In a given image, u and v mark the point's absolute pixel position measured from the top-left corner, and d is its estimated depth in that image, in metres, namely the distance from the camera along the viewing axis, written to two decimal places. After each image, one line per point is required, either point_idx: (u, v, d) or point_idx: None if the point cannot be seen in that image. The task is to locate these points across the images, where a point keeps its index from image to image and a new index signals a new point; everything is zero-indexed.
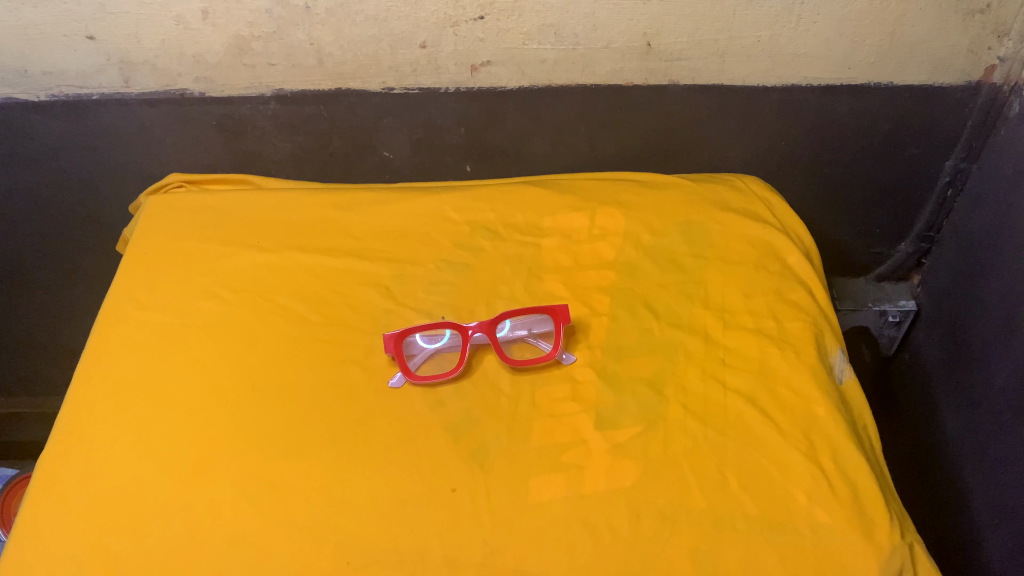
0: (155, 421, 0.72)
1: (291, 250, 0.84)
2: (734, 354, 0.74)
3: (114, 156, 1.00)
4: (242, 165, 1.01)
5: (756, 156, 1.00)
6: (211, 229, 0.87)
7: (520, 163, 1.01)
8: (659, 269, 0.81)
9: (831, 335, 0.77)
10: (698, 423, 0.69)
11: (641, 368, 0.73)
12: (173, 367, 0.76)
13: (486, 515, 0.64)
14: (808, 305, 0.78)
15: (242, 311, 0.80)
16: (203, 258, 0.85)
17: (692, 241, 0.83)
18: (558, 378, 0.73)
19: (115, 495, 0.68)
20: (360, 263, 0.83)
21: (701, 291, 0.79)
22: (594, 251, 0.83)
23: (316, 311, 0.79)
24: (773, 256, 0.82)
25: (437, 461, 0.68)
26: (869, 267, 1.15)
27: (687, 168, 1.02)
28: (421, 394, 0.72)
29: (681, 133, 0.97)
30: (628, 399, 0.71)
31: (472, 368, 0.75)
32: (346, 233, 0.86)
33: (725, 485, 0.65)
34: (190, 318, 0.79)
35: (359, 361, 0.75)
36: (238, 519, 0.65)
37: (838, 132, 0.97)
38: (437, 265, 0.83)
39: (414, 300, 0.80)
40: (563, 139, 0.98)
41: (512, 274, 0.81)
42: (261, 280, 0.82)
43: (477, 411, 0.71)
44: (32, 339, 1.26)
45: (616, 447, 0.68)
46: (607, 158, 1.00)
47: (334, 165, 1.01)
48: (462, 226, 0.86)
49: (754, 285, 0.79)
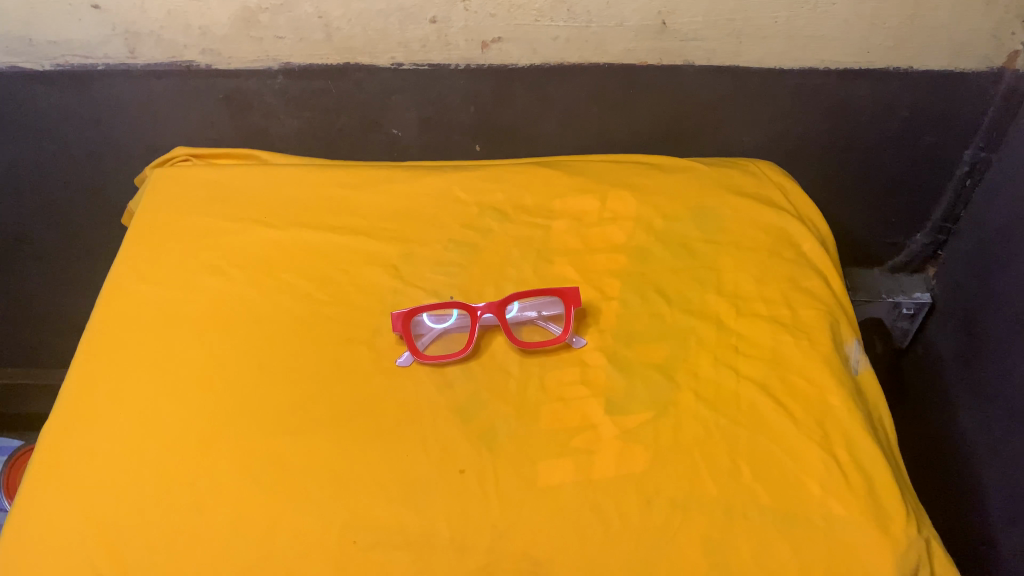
0: (159, 399, 0.71)
1: (296, 227, 0.83)
2: (747, 342, 0.73)
3: (119, 128, 0.98)
4: (248, 140, 0.99)
5: (771, 142, 0.98)
6: (216, 204, 0.86)
7: (529, 144, 0.99)
8: (670, 254, 0.79)
9: (845, 323, 0.76)
10: (709, 411, 0.69)
11: (653, 353, 0.72)
12: (176, 345, 0.74)
13: (494, 498, 0.63)
14: (822, 294, 0.77)
15: (245, 287, 0.78)
16: (206, 234, 0.83)
17: (704, 226, 0.81)
18: (567, 362, 0.72)
19: (115, 472, 0.67)
20: (368, 241, 0.81)
21: (713, 278, 0.78)
22: (604, 234, 0.82)
23: (322, 289, 0.78)
24: (787, 242, 0.81)
25: (444, 444, 0.67)
26: (884, 258, 1.14)
27: (700, 153, 1.00)
28: (429, 375, 0.71)
29: (694, 116, 0.96)
30: (639, 384, 0.70)
31: (479, 350, 0.73)
32: (353, 211, 0.85)
33: (737, 474, 0.65)
34: (194, 294, 0.78)
35: (365, 340, 0.74)
36: (242, 499, 0.64)
37: (854, 118, 0.95)
38: (444, 246, 0.81)
39: (421, 280, 0.78)
40: (574, 120, 0.96)
41: (521, 257, 0.80)
42: (266, 256, 0.81)
43: (485, 393, 0.70)
44: (35, 310, 1.24)
45: (626, 433, 0.67)
46: (618, 141, 0.99)
47: (341, 143, 0.99)
48: (471, 206, 0.85)
49: (767, 272, 0.78)
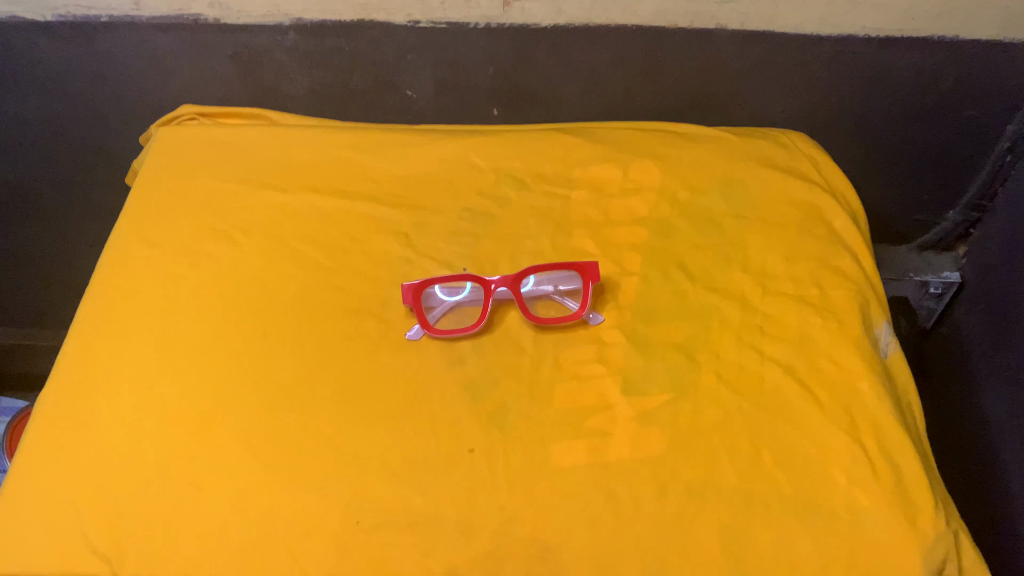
0: (161, 368, 0.69)
1: (306, 192, 0.80)
2: (773, 323, 0.70)
3: (125, 84, 0.95)
4: (258, 99, 0.96)
5: (804, 112, 0.94)
6: (223, 166, 0.83)
7: (550, 109, 0.95)
8: (694, 228, 0.76)
9: (877, 304, 0.73)
10: (731, 394, 0.65)
11: (673, 333, 0.69)
12: (179, 311, 0.72)
13: (503, 480, 0.61)
14: (854, 274, 0.73)
15: (252, 254, 0.75)
16: (212, 197, 0.80)
17: (731, 201, 0.78)
18: (584, 339, 0.69)
19: (114, 441, 0.65)
20: (380, 209, 0.78)
21: (739, 254, 0.74)
22: (626, 206, 0.78)
23: (331, 257, 0.75)
24: (818, 219, 0.77)
25: (452, 422, 0.64)
26: (912, 235, 1.09)
27: (728, 122, 0.96)
28: (439, 350, 0.69)
29: (724, 84, 0.91)
30: (658, 364, 0.67)
31: (492, 324, 0.70)
32: (364, 176, 0.82)
33: (758, 461, 0.62)
34: (199, 259, 0.75)
35: (374, 312, 0.71)
36: (243, 474, 0.62)
37: (893, 89, 0.91)
38: (459, 215, 0.78)
39: (433, 251, 0.75)
40: (598, 85, 0.92)
41: (537, 229, 0.77)
42: (273, 221, 0.78)
43: (497, 370, 0.67)
44: (36, 268, 1.22)
45: (643, 416, 0.64)
46: (643, 108, 0.94)
47: (353, 104, 0.96)
48: (487, 174, 0.81)
49: (796, 249, 0.74)
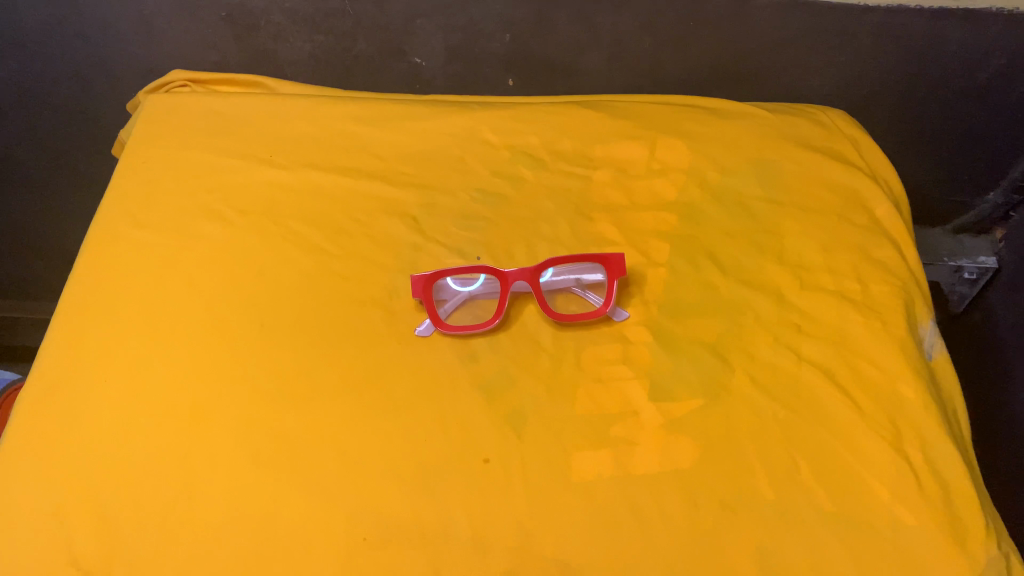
0: (146, 357, 0.63)
1: (306, 168, 0.74)
2: (810, 320, 0.65)
3: (111, 46, 0.88)
4: (254, 66, 0.89)
5: (842, 86, 0.87)
6: (215, 137, 0.76)
7: (569, 80, 0.89)
8: (725, 214, 0.70)
9: (921, 301, 0.68)
10: (766, 398, 0.61)
11: (703, 329, 0.64)
12: (170, 296, 0.66)
13: (521, 491, 0.56)
14: (897, 267, 0.68)
15: (248, 235, 0.69)
16: (204, 171, 0.74)
17: (765, 183, 0.72)
18: (607, 337, 0.64)
19: (96, 437, 0.59)
20: (385, 188, 0.72)
21: (774, 243, 0.69)
22: (651, 188, 0.72)
23: (332, 240, 0.69)
24: (858, 205, 0.71)
25: (466, 425, 0.59)
26: (946, 217, 1.04)
27: (759, 95, 0.89)
28: (451, 345, 0.63)
29: (758, 55, 0.84)
30: (686, 364, 0.62)
31: (508, 321, 0.65)
32: (369, 150, 0.75)
33: (794, 472, 0.58)
34: (192, 240, 0.69)
35: (381, 301, 0.66)
36: (240, 480, 0.57)
37: (941, 64, 0.84)
38: (470, 195, 0.72)
39: (444, 235, 0.70)
40: (621, 54, 0.85)
41: (556, 211, 0.71)
42: (271, 199, 0.72)
43: (513, 368, 0.62)
44: (22, 239, 1.16)
45: (671, 422, 0.60)
46: (669, 79, 0.88)
47: (357, 73, 0.89)
48: (501, 150, 0.75)
49: (835, 239, 0.69)
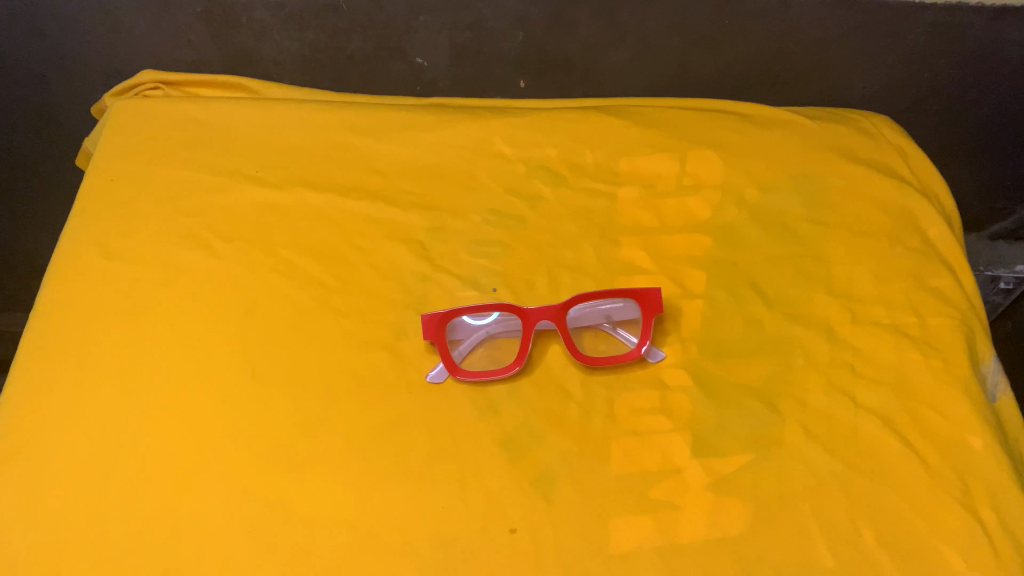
0: (117, 407, 0.55)
1: (299, 187, 0.66)
2: (865, 360, 0.59)
3: (73, 43, 0.79)
4: (235, 65, 0.80)
5: (886, 89, 0.81)
6: (195, 151, 0.68)
7: (587, 82, 0.81)
8: (767, 238, 0.64)
9: (982, 335, 0.62)
10: (821, 452, 0.55)
11: (749, 373, 0.58)
12: (146, 337, 0.58)
13: (554, 567, 0.50)
14: (956, 298, 0.62)
15: (236, 267, 0.62)
16: (183, 191, 0.66)
17: (810, 202, 0.66)
18: (642, 382, 0.58)
19: (55, 501, 0.51)
20: (389, 210, 0.65)
21: (822, 270, 0.62)
22: (684, 207, 0.65)
23: (330, 270, 0.62)
24: (911, 227, 0.65)
25: (489, 489, 0.53)
26: (982, 224, 0.98)
27: (796, 100, 0.83)
28: (469, 395, 0.56)
29: (798, 57, 0.78)
30: (733, 415, 0.56)
31: (532, 364, 0.58)
32: (368, 166, 0.68)
33: (857, 538, 0.52)
34: (171, 273, 0.61)
35: (387, 344, 0.58)
36: (232, 559, 0.49)
37: (998, 65, 0.78)
38: (484, 218, 0.65)
39: (456, 265, 0.62)
40: (647, 54, 0.78)
41: (580, 235, 0.64)
42: (260, 223, 0.64)
43: (539, 421, 0.55)
44: None
45: (718, 482, 0.54)
46: (699, 82, 0.81)
47: (351, 73, 0.81)
48: (516, 165, 0.68)
49: (888, 266, 0.63)
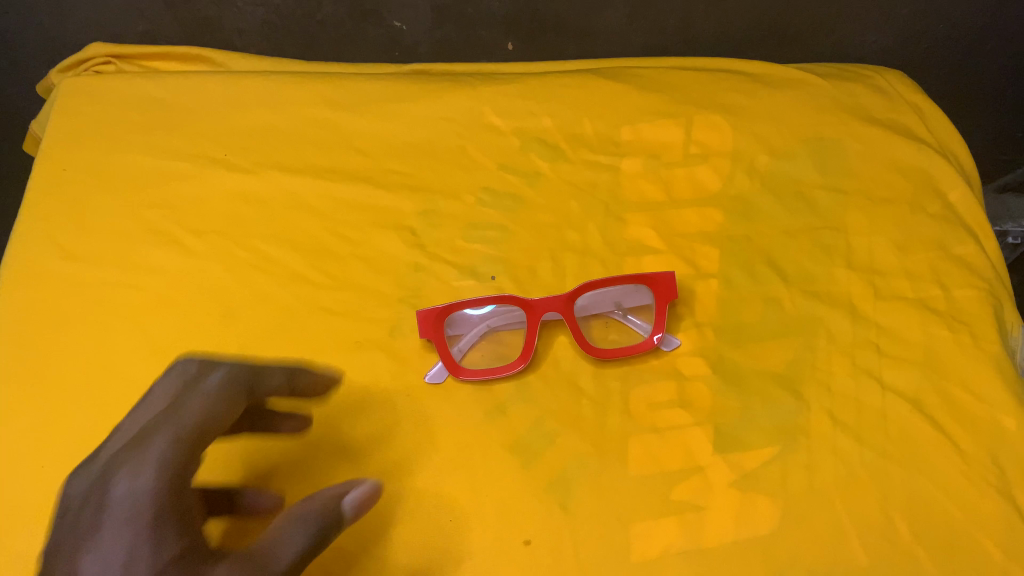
0: (82, 425, 0.50)
1: (274, 171, 0.61)
2: (893, 338, 0.55)
3: (11, 17, 0.72)
4: (195, 35, 0.74)
5: (898, 42, 0.80)
6: (156, 134, 0.62)
7: (581, 43, 0.77)
8: (784, 209, 0.60)
9: (1009, 305, 0.58)
10: (851, 440, 0.51)
11: (771, 358, 0.54)
12: (113, 346, 0.53)
13: None
14: (981, 266, 0.59)
15: (210, 264, 0.57)
16: (147, 180, 0.60)
17: (826, 168, 0.62)
18: (658, 373, 0.54)
19: (14, 534, 0.46)
20: (375, 192, 0.60)
21: (842, 242, 0.59)
22: (693, 179, 0.61)
23: (313, 264, 0.57)
24: (931, 190, 0.61)
25: (498, 498, 0.48)
26: (992, 176, 0.95)
27: (803, 56, 0.81)
28: (474, 396, 0.52)
29: (809, 9, 0.76)
30: (757, 403, 0.52)
31: (539, 357, 0.55)
32: (348, 144, 0.62)
33: (893, 532, 0.48)
34: (139, 274, 0.56)
35: (382, 343, 0.54)
36: None
37: (1012, 15, 0.79)
38: (478, 198, 0.60)
39: (451, 251, 0.58)
40: (649, 12, 0.74)
41: (584, 214, 0.60)
42: (235, 213, 0.59)
43: (550, 420, 0.51)
44: None
45: (744, 478, 0.50)
46: (702, 41, 0.78)
47: (324, 41, 0.75)
48: (509, 137, 0.63)
49: (912, 235, 0.59)
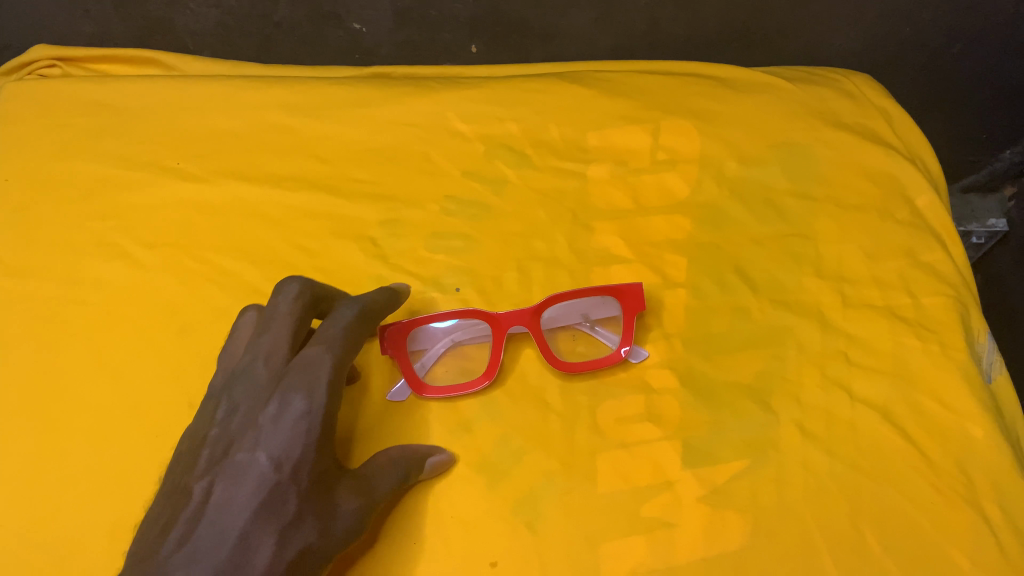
0: (28, 451, 0.47)
1: (230, 180, 0.59)
2: (862, 348, 0.55)
3: None
4: (146, 36, 0.71)
5: (865, 44, 0.80)
6: (105, 142, 0.60)
7: (547, 45, 0.75)
8: (753, 217, 0.59)
9: (976, 312, 0.58)
10: (822, 453, 0.50)
11: (741, 369, 0.54)
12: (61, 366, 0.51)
13: None
14: (948, 273, 0.58)
15: (162, 278, 0.54)
16: (96, 191, 0.58)
17: (794, 174, 0.61)
18: (627, 386, 0.53)
19: None
20: (335, 202, 0.58)
21: (811, 250, 0.58)
22: (661, 186, 0.60)
23: (271, 276, 0.55)
24: (900, 196, 0.61)
25: (465, 519, 0.47)
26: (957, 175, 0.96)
27: (771, 57, 0.80)
28: (439, 414, 0.51)
29: (778, 11, 0.75)
30: (727, 416, 0.52)
31: (506, 373, 0.53)
32: (307, 151, 0.60)
33: (864, 545, 0.47)
34: (87, 290, 0.54)
35: None
36: None
37: (985, 16, 0.78)
38: (442, 207, 0.59)
39: (414, 263, 0.56)
40: (615, 14, 0.73)
41: (551, 223, 0.58)
42: (188, 225, 0.57)
43: (517, 437, 0.50)
44: None
45: (714, 494, 0.49)
46: (669, 42, 0.77)
47: (282, 42, 0.72)
48: (474, 143, 0.61)
49: (881, 242, 0.59)
